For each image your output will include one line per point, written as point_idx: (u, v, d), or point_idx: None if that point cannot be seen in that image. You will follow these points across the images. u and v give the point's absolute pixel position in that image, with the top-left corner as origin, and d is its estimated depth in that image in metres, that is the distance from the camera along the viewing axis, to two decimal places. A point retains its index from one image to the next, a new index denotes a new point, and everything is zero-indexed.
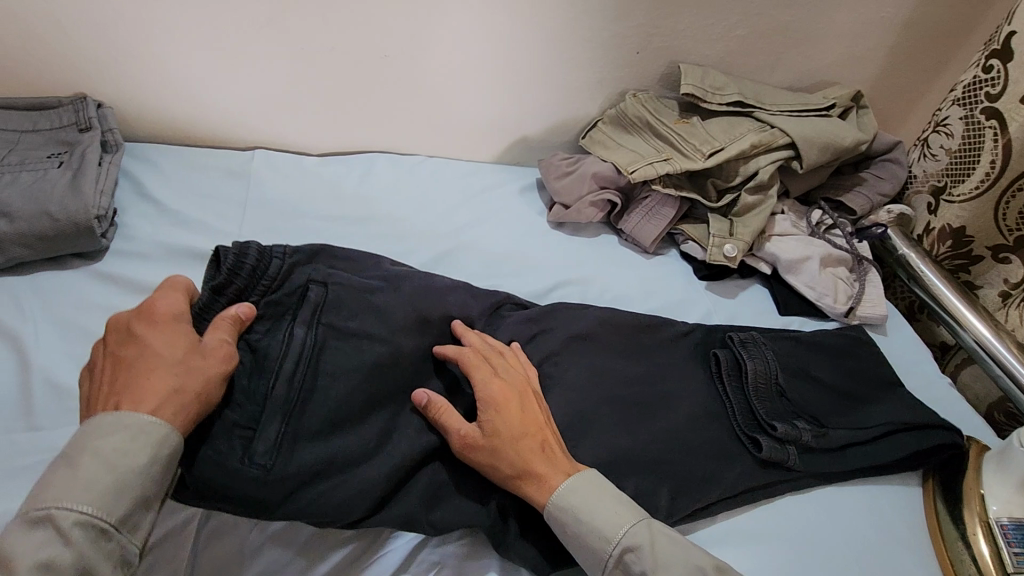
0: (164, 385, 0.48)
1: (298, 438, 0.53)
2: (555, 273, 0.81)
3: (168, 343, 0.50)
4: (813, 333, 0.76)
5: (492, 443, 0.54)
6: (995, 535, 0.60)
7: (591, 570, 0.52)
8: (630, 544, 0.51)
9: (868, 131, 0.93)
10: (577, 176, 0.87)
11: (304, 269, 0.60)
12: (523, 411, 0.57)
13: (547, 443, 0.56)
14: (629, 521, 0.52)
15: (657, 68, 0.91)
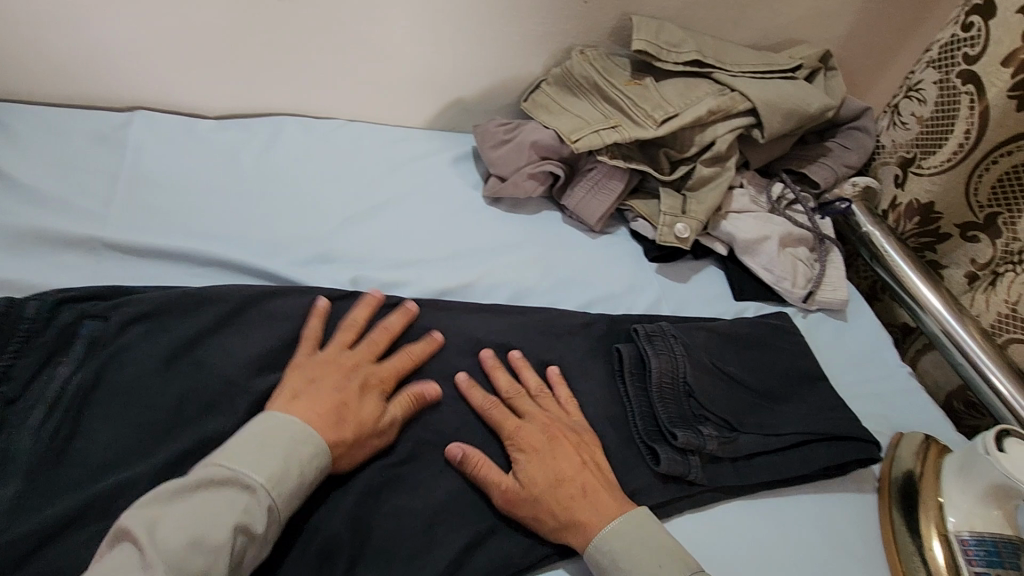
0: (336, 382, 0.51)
1: (50, 489, 0.44)
2: (489, 256, 0.72)
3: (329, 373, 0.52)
4: (729, 324, 0.70)
5: (531, 494, 0.50)
6: (956, 556, 0.53)
7: None
8: None
9: (836, 96, 0.85)
10: (515, 144, 0.77)
11: (77, 305, 0.52)
12: (514, 429, 0.54)
13: (533, 465, 0.52)
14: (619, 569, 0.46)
15: (607, 21, 0.81)
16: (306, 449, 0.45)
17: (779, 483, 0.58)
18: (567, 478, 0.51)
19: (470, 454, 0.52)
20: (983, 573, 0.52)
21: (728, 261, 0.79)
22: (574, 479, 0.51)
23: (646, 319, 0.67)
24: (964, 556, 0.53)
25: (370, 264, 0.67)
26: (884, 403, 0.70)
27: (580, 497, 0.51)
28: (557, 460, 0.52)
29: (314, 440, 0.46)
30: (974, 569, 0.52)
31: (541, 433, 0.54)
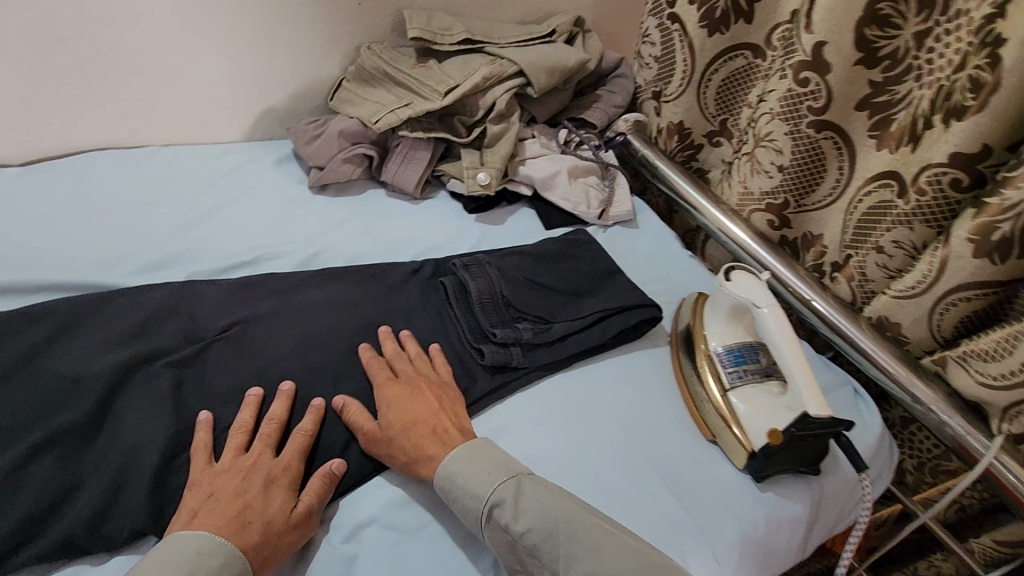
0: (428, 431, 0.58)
1: None
2: (323, 234, 0.81)
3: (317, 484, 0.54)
4: (536, 246, 0.83)
5: (387, 437, 0.58)
6: (717, 366, 0.69)
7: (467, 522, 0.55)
8: (497, 500, 0.54)
9: (593, 52, 1.03)
10: (325, 137, 0.86)
11: None
12: (387, 388, 0.62)
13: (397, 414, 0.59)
14: (499, 479, 0.55)
15: (386, 18, 0.92)
16: (215, 559, 0.47)
17: (589, 352, 0.73)
18: (421, 420, 0.59)
19: (354, 408, 0.60)
20: (733, 370, 0.67)
21: (535, 201, 0.93)
22: (428, 423, 0.59)
23: (466, 256, 0.79)
24: (718, 360, 0.69)
25: (207, 262, 0.73)
26: (670, 280, 0.87)
27: (433, 437, 0.58)
28: (415, 407, 0.60)
29: (222, 549, 0.47)
30: (727, 369, 0.67)
31: (405, 388, 0.62)
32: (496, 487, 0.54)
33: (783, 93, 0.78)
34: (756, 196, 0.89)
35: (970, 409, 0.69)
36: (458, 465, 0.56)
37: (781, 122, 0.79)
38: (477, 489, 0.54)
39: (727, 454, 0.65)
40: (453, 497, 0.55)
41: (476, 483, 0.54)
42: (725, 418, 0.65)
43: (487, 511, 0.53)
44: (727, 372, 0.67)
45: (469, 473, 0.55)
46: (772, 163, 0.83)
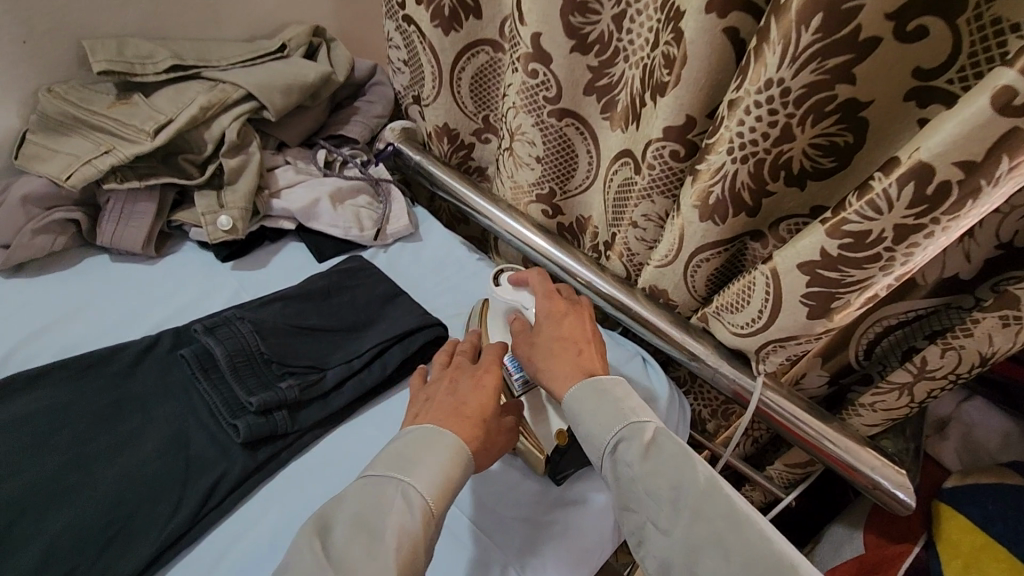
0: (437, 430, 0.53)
1: None
2: (19, 328, 0.66)
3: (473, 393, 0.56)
4: (303, 285, 0.75)
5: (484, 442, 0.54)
6: (506, 376, 0.68)
7: (590, 454, 0.55)
8: (624, 437, 0.53)
9: (339, 63, 0.96)
10: (3, 208, 0.70)
11: None
12: (453, 372, 0.59)
13: (435, 406, 0.55)
14: (623, 415, 0.54)
15: (66, 52, 0.77)
16: (444, 449, 0.50)
17: (372, 393, 0.67)
18: (472, 407, 0.54)
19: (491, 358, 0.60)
20: (519, 376, 0.67)
21: (301, 233, 0.84)
22: (470, 411, 0.54)
23: (214, 315, 0.68)
24: (507, 371, 0.68)
25: None
26: (457, 289, 0.84)
27: (562, 355, 0.61)
28: (570, 325, 0.64)
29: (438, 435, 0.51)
30: (514, 378, 0.67)
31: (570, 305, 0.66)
32: (619, 428, 0.53)
33: (519, 85, 0.77)
34: (526, 189, 0.89)
35: (735, 356, 0.74)
36: (580, 395, 0.56)
37: (526, 114, 0.79)
38: (602, 425, 0.54)
39: (525, 463, 0.65)
40: None
41: (607, 422, 0.53)
42: (527, 430, 0.65)
43: (614, 444, 0.53)
44: (515, 381, 0.67)
45: (597, 420, 0.54)
46: (530, 156, 0.83)
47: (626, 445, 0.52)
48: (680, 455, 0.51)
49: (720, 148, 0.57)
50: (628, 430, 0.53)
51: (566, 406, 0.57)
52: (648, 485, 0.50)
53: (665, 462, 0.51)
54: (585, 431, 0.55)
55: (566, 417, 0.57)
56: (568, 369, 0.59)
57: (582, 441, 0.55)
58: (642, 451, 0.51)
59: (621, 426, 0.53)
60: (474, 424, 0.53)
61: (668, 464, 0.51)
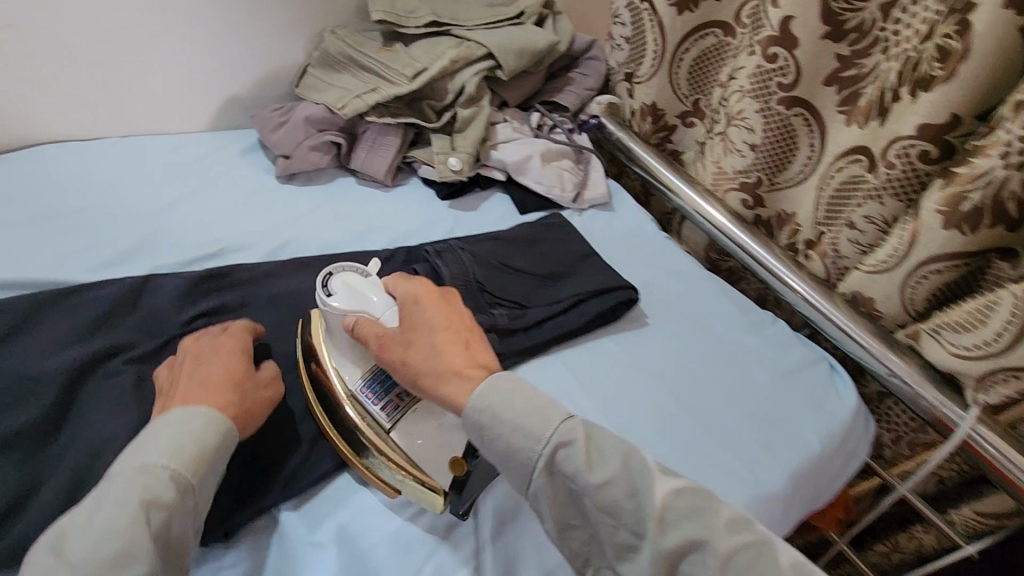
0: (410, 363, 0.53)
1: None
2: (290, 225, 0.79)
3: (443, 309, 0.56)
4: (511, 231, 0.82)
5: (411, 337, 0.54)
6: (366, 406, 0.54)
7: (523, 480, 0.49)
8: (563, 440, 0.48)
9: (564, 34, 1.01)
10: (290, 124, 0.84)
11: None
12: (178, 364, 0.53)
13: (184, 387, 0.50)
14: (560, 418, 0.49)
15: (349, 1, 0.89)
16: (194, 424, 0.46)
17: (567, 339, 0.72)
18: (217, 375, 0.51)
19: (366, 325, 0.55)
20: (386, 402, 0.54)
21: (509, 185, 0.91)
22: (216, 380, 0.50)
23: (438, 243, 0.78)
24: (365, 400, 0.55)
25: (168, 255, 0.70)
26: (647, 261, 0.86)
27: (461, 350, 0.54)
28: (447, 315, 0.56)
29: (201, 414, 0.47)
30: (377, 406, 0.54)
31: (438, 293, 0.57)
32: (554, 431, 0.48)
33: (751, 69, 0.77)
34: (729, 175, 0.88)
35: (943, 381, 0.69)
36: (498, 397, 0.50)
37: (751, 99, 0.79)
38: (600, 438, 0.49)
39: (421, 505, 0.54)
40: (488, 435, 0.49)
41: (534, 430, 0.48)
42: (415, 473, 0.53)
43: (552, 451, 0.48)
44: (380, 412, 0.54)
45: (519, 431, 0.48)
46: (744, 142, 0.83)
47: (562, 451, 0.48)
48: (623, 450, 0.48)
49: (993, 150, 0.55)
50: (565, 429, 0.48)
51: (478, 408, 0.50)
52: (594, 494, 0.46)
53: (615, 461, 0.47)
54: (506, 446, 0.48)
55: (472, 434, 0.50)
56: (448, 368, 0.52)
57: (506, 466, 0.49)
58: (584, 445, 0.48)
59: (551, 429, 0.48)
60: (226, 392, 0.50)
61: (607, 459, 0.48)
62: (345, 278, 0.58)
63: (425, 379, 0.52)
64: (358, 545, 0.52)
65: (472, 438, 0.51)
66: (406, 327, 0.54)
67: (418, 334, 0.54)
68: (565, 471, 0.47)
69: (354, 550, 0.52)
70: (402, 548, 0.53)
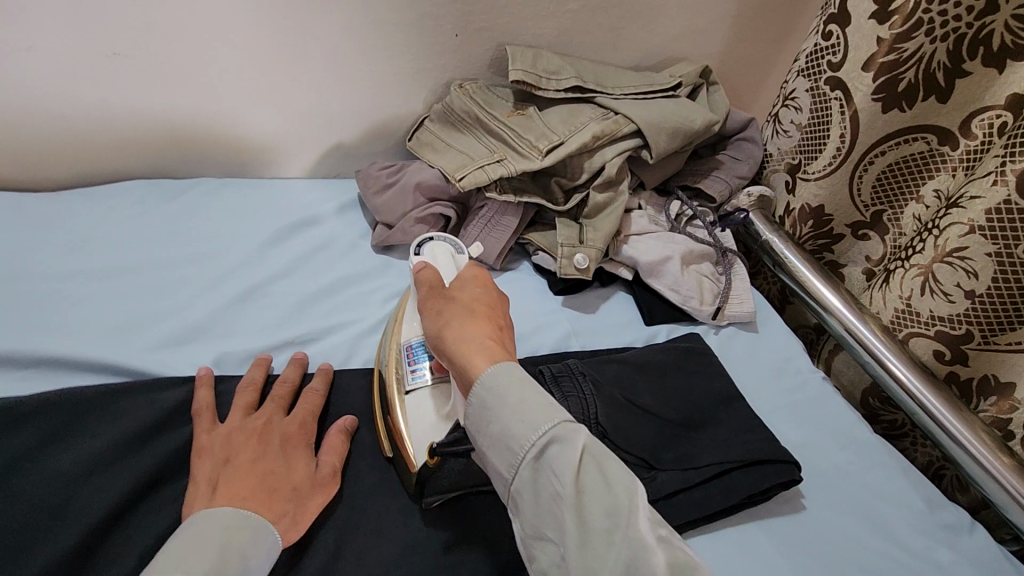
0: (455, 326, 0.48)
1: None
2: (381, 310, 0.67)
3: (491, 298, 0.51)
4: (639, 353, 0.68)
5: (452, 298, 0.50)
6: (402, 361, 0.55)
7: (505, 470, 0.42)
8: (556, 439, 0.40)
9: (720, 110, 0.86)
10: (398, 188, 0.72)
11: None
12: (229, 432, 0.49)
13: (237, 469, 0.46)
14: (557, 417, 0.41)
15: (484, 53, 0.78)
16: (244, 531, 0.42)
17: (707, 519, 0.56)
18: (274, 474, 0.47)
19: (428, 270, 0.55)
20: (417, 366, 0.54)
21: (636, 286, 0.76)
22: (272, 479, 0.47)
23: (553, 359, 0.65)
24: (404, 355, 0.55)
25: (245, 336, 0.60)
26: (801, 412, 0.69)
27: (484, 316, 0.49)
28: (497, 298, 0.51)
29: (249, 523, 0.43)
30: (410, 365, 0.54)
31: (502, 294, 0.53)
32: (553, 424, 0.41)
33: (994, 203, 0.59)
34: (920, 318, 0.70)
35: None
36: (507, 376, 0.43)
37: (984, 239, 0.60)
38: (603, 454, 0.41)
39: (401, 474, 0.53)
40: (484, 415, 0.43)
41: (533, 418, 0.41)
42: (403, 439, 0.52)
43: (539, 449, 0.40)
44: (410, 369, 0.54)
45: (514, 417, 0.41)
46: (956, 287, 0.64)
47: (552, 449, 0.40)
48: (632, 490, 0.39)
49: None
50: (567, 428, 0.41)
51: (478, 377, 0.44)
52: (571, 505, 0.38)
53: (614, 486, 0.39)
54: (499, 431, 0.42)
55: (476, 422, 0.44)
56: (474, 336, 0.47)
57: (493, 448, 0.43)
58: (580, 455, 0.40)
59: (550, 423, 0.41)
60: (281, 496, 0.46)
61: (605, 486, 0.39)
62: (437, 248, 0.59)
63: (443, 330, 0.48)
64: None
65: (474, 420, 0.44)
66: (450, 296, 0.51)
67: (459, 309, 0.49)
68: (547, 474, 0.40)
69: None
70: None
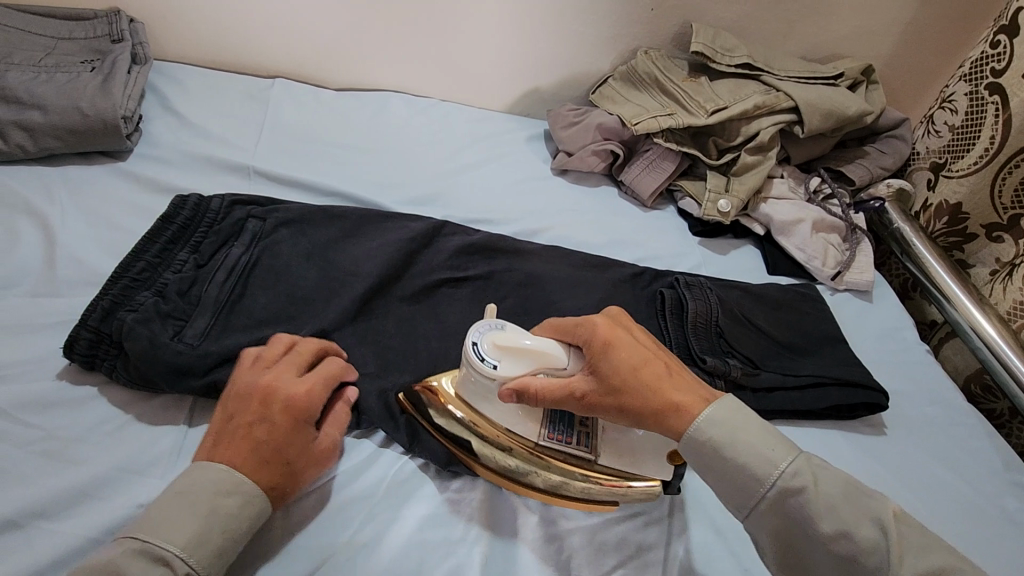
0: (664, 398, 0.48)
1: (227, 329, 0.57)
2: (555, 215, 0.85)
3: (631, 353, 0.50)
4: (760, 287, 0.79)
5: (617, 385, 0.49)
6: (559, 449, 0.53)
7: (744, 512, 0.46)
8: (793, 484, 0.44)
9: (875, 105, 0.94)
10: (583, 126, 0.90)
11: (243, 208, 0.67)
12: (244, 387, 0.50)
13: (237, 436, 0.47)
14: (787, 456, 0.46)
15: (671, 28, 0.93)
16: (230, 499, 0.44)
17: (796, 415, 0.68)
18: (270, 447, 0.47)
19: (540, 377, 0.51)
20: (566, 435, 0.54)
21: (765, 241, 0.88)
22: (270, 452, 0.47)
23: (688, 275, 0.78)
24: (556, 444, 0.53)
25: (458, 209, 0.81)
26: (896, 368, 0.78)
27: (655, 384, 0.49)
28: (636, 349, 0.50)
29: (239, 492, 0.45)
30: (570, 441, 0.53)
31: (619, 329, 0.52)
32: (790, 468, 0.45)
33: None
34: None
35: None
36: (726, 424, 0.47)
37: None
38: (818, 471, 0.46)
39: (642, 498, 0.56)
40: (726, 474, 0.46)
41: (772, 458, 0.45)
42: (617, 474, 0.53)
43: (777, 495, 0.45)
44: (572, 445, 0.53)
45: (748, 469, 0.45)
46: None
47: (792, 498, 0.44)
48: (874, 512, 0.44)
49: None
50: (792, 472, 0.45)
51: (704, 438, 0.47)
52: (825, 543, 0.43)
53: (851, 508, 0.44)
54: (735, 481, 0.46)
55: (702, 467, 0.48)
56: (683, 400, 0.48)
57: (728, 493, 0.47)
58: (817, 493, 0.44)
59: (787, 460, 0.45)
60: (276, 468, 0.47)
61: (841, 511, 0.44)
62: (503, 336, 0.53)
63: (654, 415, 0.48)
64: (559, 530, 0.53)
65: (720, 484, 0.47)
66: (604, 389, 0.50)
67: (628, 393, 0.49)
68: (797, 521, 0.44)
69: (553, 531, 0.53)
70: (599, 553, 0.52)
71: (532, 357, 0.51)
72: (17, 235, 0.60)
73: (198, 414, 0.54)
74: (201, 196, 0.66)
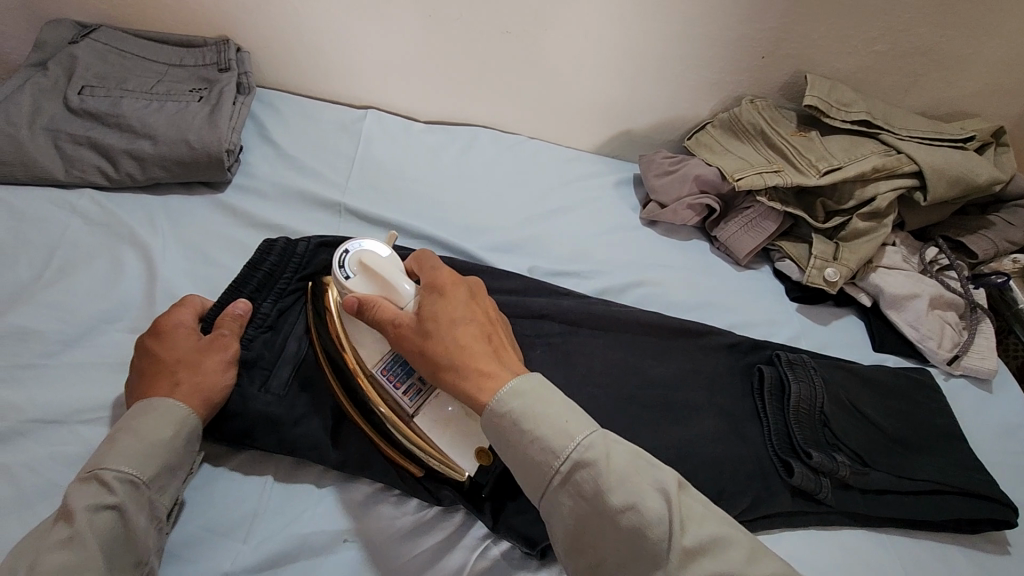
0: (460, 346, 0.49)
1: (308, 376, 0.58)
2: (643, 269, 0.81)
3: (462, 304, 0.52)
4: (870, 368, 0.72)
5: (427, 329, 0.50)
6: (387, 390, 0.53)
7: (536, 486, 0.45)
8: (581, 461, 0.44)
9: (1006, 170, 0.85)
10: (679, 176, 0.85)
11: (330, 245, 0.66)
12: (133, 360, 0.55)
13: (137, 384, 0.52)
14: (581, 431, 0.45)
15: (781, 77, 0.87)
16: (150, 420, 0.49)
17: (908, 524, 0.62)
18: (164, 376, 0.51)
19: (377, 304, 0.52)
20: (408, 386, 0.53)
21: (871, 314, 0.81)
22: (164, 380, 0.51)
23: (788, 349, 0.72)
24: (387, 383, 0.53)
25: (544, 258, 0.79)
26: (1021, 472, 0.70)
27: (454, 344, 0.49)
28: (466, 305, 0.52)
29: (156, 412, 0.49)
30: (401, 391, 0.53)
31: (462, 285, 0.54)
32: (579, 445, 0.44)
33: None
34: None
35: None
36: (525, 392, 0.47)
37: None
38: (564, 436, 0.45)
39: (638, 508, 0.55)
40: (515, 443, 0.46)
41: (569, 429, 0.45)
42: (442, 460, 0.52)
43: (568, 470, 0.44)
44: (404, 394, 0.53)
45: (552, 435, 0.45)
46: None
47: (582, 472, 0.44)
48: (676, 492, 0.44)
49: None
50: (586, 446, 0.44)
51: (503, 410, 0.46)
52: (614, 517, 0.43)
53: (641, 478, 0.44)
54: (533, 451, 0.45)
55: (500, 438, 0.47)
56: (478, 362, 0.49)
57: (526, 470, 0.46)
58: (606, 468, 0.44)
59: (584, 433, 0.45)
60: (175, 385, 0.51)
61: (632, 483, 0.43)
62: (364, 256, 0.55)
63: (446, 371, 0.49)
64: None
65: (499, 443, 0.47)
66: (418, 329, 0.51)
67: (435, 344, 0.50)
68: (584, 494, 0.44)
69: None
70: None
71: (382, 281, 0.54)
72: (122, 264, 0.65)
73: (283, 473, 0.55)
74: (286, 240, 0.66)
